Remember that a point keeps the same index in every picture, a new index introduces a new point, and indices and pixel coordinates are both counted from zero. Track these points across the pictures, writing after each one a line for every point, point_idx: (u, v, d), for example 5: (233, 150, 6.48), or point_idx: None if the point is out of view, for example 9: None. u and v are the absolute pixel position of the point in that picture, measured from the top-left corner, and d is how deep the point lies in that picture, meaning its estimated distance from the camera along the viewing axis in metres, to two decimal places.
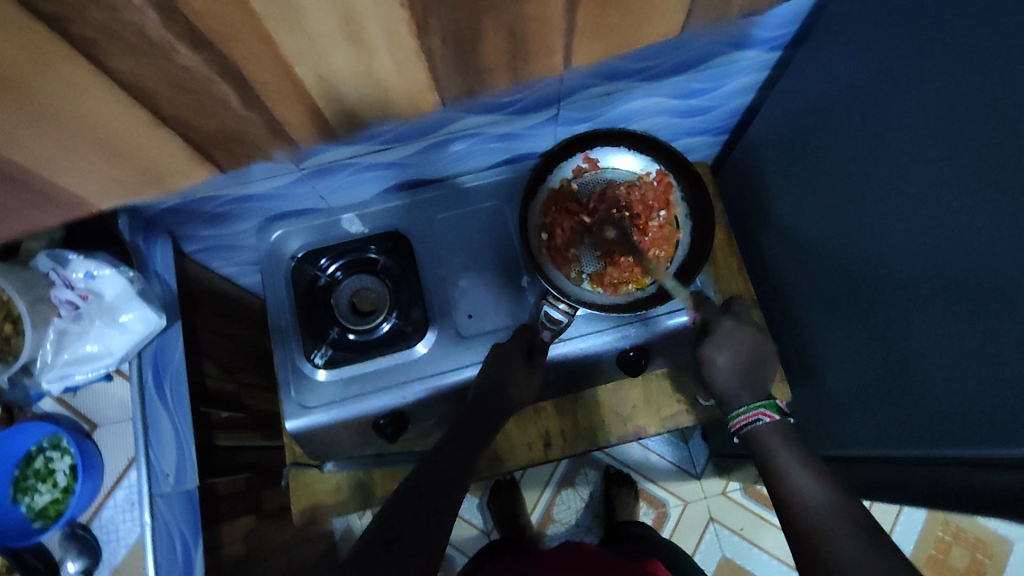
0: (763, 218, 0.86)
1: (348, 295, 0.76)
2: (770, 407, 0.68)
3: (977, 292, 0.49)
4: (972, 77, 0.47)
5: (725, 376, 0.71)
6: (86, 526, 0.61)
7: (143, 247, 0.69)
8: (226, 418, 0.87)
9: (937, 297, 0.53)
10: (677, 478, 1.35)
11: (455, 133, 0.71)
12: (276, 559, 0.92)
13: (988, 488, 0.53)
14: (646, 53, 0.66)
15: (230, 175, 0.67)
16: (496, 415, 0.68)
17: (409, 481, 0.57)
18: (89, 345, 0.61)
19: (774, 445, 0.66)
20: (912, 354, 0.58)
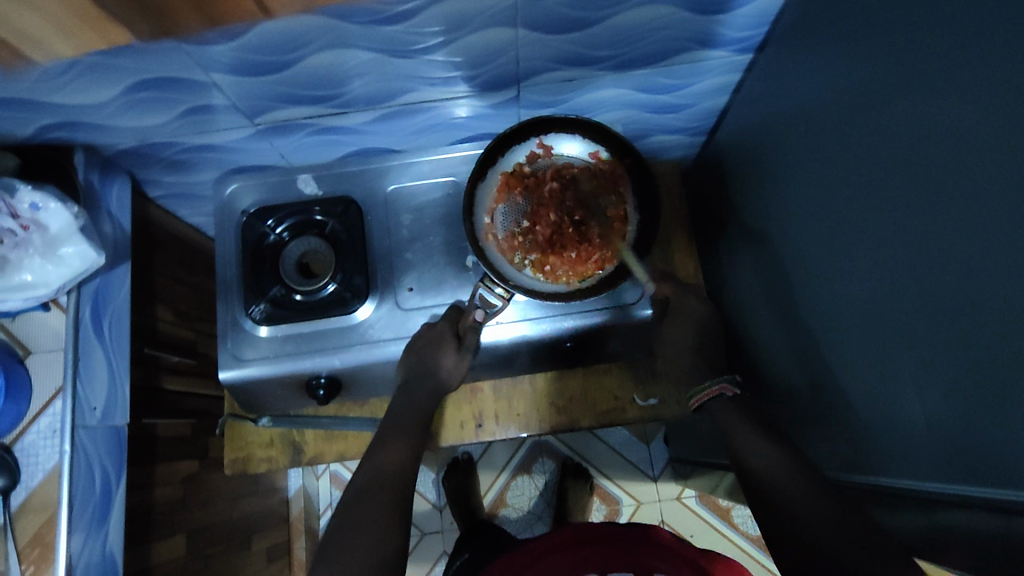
0: (724, 224, 0.85)
1: (295, 256, 0.76)
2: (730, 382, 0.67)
3: (898, 311, 0.48)
4: (909, 90, 0.46)
5: None
6: (8, 447, 0.63)
7: (97, 185, 0.71)
8: (176, 363, 0.89)
9: (867, 322, 0.53)
10: (633, 478, 1.35)
11: (412, 104, 0.72)
12: (214, 506, 0.94)
13: (898, 517, 0.53)
14: (609, 41, 0.66)
15: (185, 123, 0.68)
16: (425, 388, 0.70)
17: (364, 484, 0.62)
18: (24, 274, 0.62)
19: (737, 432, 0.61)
20: (840, 372, 0.58)
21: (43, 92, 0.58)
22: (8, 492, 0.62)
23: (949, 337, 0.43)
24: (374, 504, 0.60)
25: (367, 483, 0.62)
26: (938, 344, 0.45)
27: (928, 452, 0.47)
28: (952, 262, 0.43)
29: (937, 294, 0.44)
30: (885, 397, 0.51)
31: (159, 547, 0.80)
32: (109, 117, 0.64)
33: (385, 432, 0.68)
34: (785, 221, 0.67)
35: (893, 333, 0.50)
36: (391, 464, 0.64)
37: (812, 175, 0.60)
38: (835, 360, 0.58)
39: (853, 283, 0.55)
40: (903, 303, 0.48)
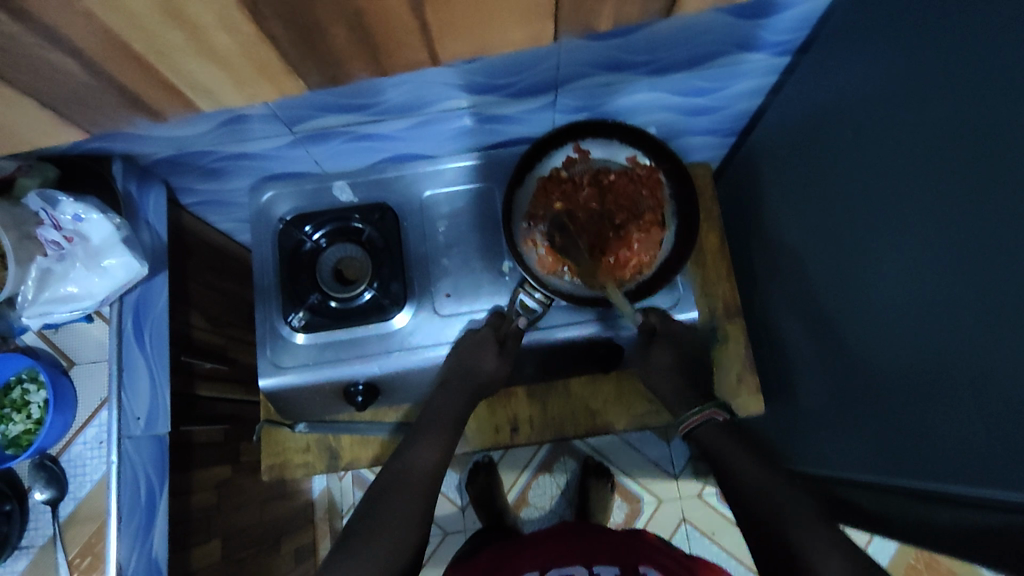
0: (759, 227, 0.85)
1: (331, 262, 0.77)
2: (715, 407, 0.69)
3: (961, 321, 0.48)
4: (972, 100, 0.46)
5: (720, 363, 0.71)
6: (55, 458, 0.64)
7: (135, 194, 0.71)
8: (210, 369, 0.89)
9: (918, 330, 0.53)
10: (654, 476, 1.36)
11: (449, 110, 0.71)
12: (247, 510, 0.95)
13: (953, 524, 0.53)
14: (648, 46, 0.65)
15: (221, 132, 0.67)
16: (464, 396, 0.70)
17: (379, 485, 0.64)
18: (69, 286, 0.63)
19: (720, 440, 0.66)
20: (886, 379, 0.58)
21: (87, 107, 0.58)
22: (57, 502, 0.63)
23: (1010, 351, 0.44)
24: (398, 504, 0.62)
25: (397, 479, 0.64)
26: (997, 355, 0.45)
27: (981, 461, 0.48)
28: (1014, 275, 0.43)
29: (998, 306, 0.45)
30: (936, 403, 0.52)
31: (198, 553, 0.81)
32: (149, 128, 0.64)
33: (422, 431, 0.70)
34: (827, 226, 0.67)
35: (948, 342, 0.50)
36: (423, 465, 0.66)
37: (861, 182, 0.60)
38: (884, 368, 0.59)
39: (902, 289, 0.55)
40: (960, 314, 0.48)
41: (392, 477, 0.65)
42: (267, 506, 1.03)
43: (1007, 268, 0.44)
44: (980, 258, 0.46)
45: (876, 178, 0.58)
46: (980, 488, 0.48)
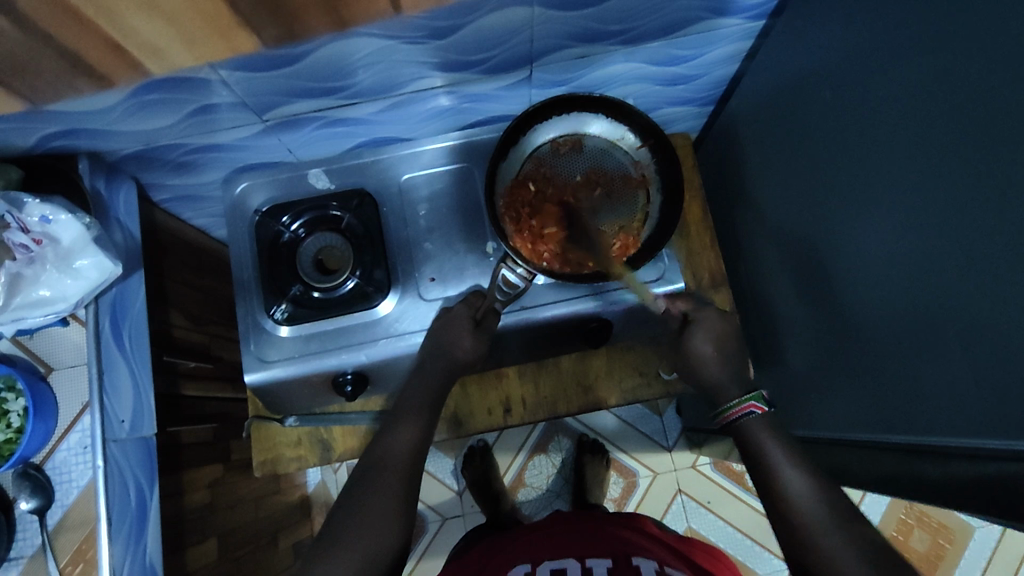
0: (742, 195, 0.85)
1: (311, 253, 0.75)
2: (758, 398, 0.64)
3: (943, 271, 0.49)
4: (948, 50, 0.46)
5: (728, 357, 0.68)
6: (39, 466, 0.62)
7: (104, 192, 0.69)
8: (194, 367, 0.88)
9: (905, 287, 0.53)
10: (648, 449, 1.37)
11: (424, 90, 0.70)
12: (241, 507, 0.94)
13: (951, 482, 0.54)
14: (623, 15, 0.64)
15: (191, 123, 0.66)
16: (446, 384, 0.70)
17: (359, 470, 0.63)
18: (42, 290, 0.60)
19: (765, 438, 0.61)
20: (874, 339, 0.59)
21: (48, 98, 0.56)
22: (44, 512, 0.61)
23: (997, 301, 0.44)
24: (372, 491, 0.60)
25: (371, 467, 0.62)
26: (986, 305, 0.45)
27: (970, 409, 0.48)
28: (997, 226, 0.43)
29: (984, 257, 0.45)
30: (923, 357, 0.52)
31: (193, 553, 0.80)
32: (113, 124, 0.63)
33: (398, 413, 0.68)
34: (810, 189, 0.67)
35: (932, 295, 0.50)
36: (399, 449, 0.64)
37: (843, 141, 0.59)
38: (871, 327, 0.59)
39: (886, 247, 0.55)
40: (944, 267, 0.49)
41: (367, 466, 0.63)
42: (261, 503, 1.02)
43: (987, 213, 0.44)
44: (960, 210, 0.46)
45: (855, 138, 0.58)
46: (967, 438, 0.49)
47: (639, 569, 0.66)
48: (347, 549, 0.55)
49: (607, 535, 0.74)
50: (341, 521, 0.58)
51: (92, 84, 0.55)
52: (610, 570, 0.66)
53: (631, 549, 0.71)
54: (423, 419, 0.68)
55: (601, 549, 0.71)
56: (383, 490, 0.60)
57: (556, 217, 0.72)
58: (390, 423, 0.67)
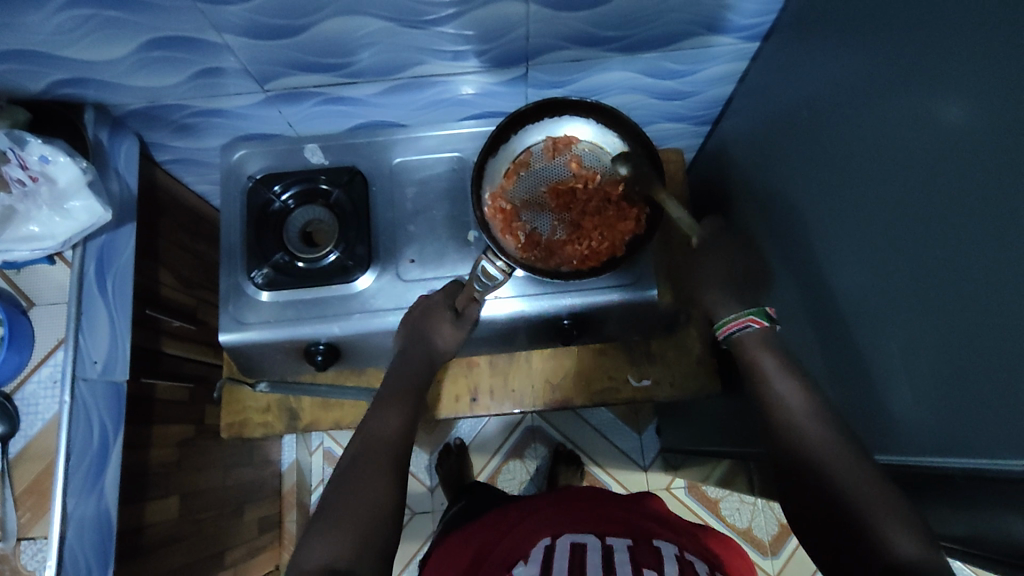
0: (727, 213, 0.86)
1: (299, 224, 0.77)
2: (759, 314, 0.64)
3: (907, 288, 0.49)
4: (917, 73, 0.47)
5: None
6: (8, 396, 0.64)
7: (106, 142, 0.72)
8: (177, 327, 0.90)
9: (875, 305, 0.54)
10: (624, 466, 1.37)
11: (423, 76, 0.73)
12: (209, 472, 0.96)
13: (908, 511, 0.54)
14: (618, 21, 0.67)
15: (195, 85, 0.69)
16: (427, 368, 0.70)
17: (349, 457, 0.61)
18: (32, 226, 0.63)
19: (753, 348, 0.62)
20: (847, 357, 0.59)
21: (59, 41, 0.59)
22: (7, 440, 0.63)
23: (958, 316, 0.45)
24: (367, 477, 0.58)
25: (360, 453, 0.61)
26: (949, 320, 0.46)
27: (934, 428, 0.48)
28: (957, 242, 0.44)
29: (945, 271, 0.45)
30: (891, 372, 0.53)
31: (153, 507, 0.81)
32: (123, 75, 0.66)
33: (383, 399, 0.67)
34: (789, 208, 0.68)
35: (900, 312, 0.51)
36: (387, 435, 0.63)
37: (822, 159, 0.61)
38: (847, 349, 0.59)
39: (860, 263, 0.56)
40: (910, 283, 0.49)
41: (359, 451, 0.61)
42: (229, 471, 1.03)
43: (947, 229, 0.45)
44: (924, 226, 0.47)
45: (831, 157, 0.59)
46: (935, 457, 0.49)
47: (661, 551, 0.62)
48: (335, 538, 0.53)
49: (623, 516, 0.71)
50: (337, 505, 0.56)
51: (103, 30, 0.58)
52: (630, 547, 0.63)
53: (652, 532, 0.68)
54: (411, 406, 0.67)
55: (617, 529, 0.68)
56: (372, 479, 0.58)
57: (541, 216, 0.74)
58: (380, 409, 0.65)
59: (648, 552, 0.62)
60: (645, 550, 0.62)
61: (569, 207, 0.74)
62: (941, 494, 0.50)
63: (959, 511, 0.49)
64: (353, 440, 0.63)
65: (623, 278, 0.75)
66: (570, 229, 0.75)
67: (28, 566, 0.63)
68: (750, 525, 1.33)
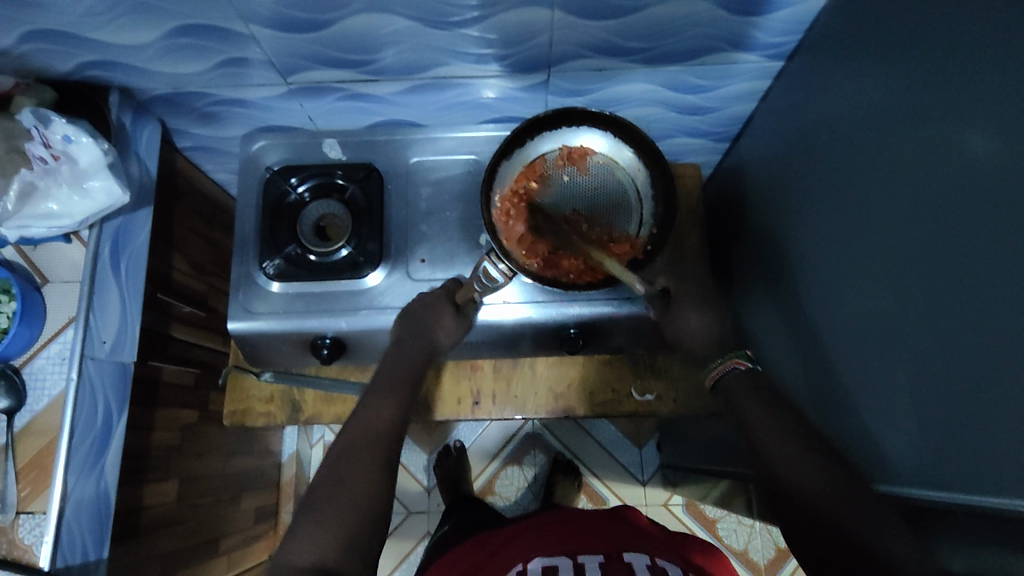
0: (740, 230, 0.86)
1: (313, 218, 0.78)
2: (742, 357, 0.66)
3: (921, 316, 0.49)
4: (940, 100, 0.47)
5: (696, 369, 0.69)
6: (17, 369, 0.65)
7: (129, 126, 0.72)
8: (188, 312, 0.91)
9: (888, 333, 0.53)
10: (623, 480, 1.36)
11: (444, 78, 0.73)
12: (209, 459, 0.96)
13: None
14: (642, 33, 0.66)
15: (220, 74, 0.69)
16: (423, 358, 0.71)
17: (340, 447, 0.61)
18: (50, 203, 0.64)
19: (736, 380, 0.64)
20: (855, 384, 0.58)
21: (89, 23, 0.60)
22: (13, 413, 0.64)
23: (968, 347, 0.44)
24: (359, 470, 0.59)
25: (355, 443, 0.61)
26: (959, 350, 0.45)
27: (943, 461, 0.47)
28: (971, 273, 0.43)
29: (957, 303, 0.45)
30: (898, 401, 0.52)
31: (153, 489, 0.82)
32: (149, 61, 0.66)
33: (378, 387, 0.68)
34: (803, 229, 0.67)
35: (911, 341, 0.50)
36: (380, 425, 0.63)
37: (839, 181, 0.60)
38: (854, 374, 0.58)
39: (872, 289, 0.55)
40: (923, 311, 0.49)
41: (350, 442, 0.62)
42: (229, 458, 1.03)
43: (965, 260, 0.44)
44: (941, 255, 0.46)
45: (849, 181, 0.59)
46: (940, 489, 0.48)
47: (632, 566, 0.63)
48: (321, 535, 0.54)
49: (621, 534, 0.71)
50: (329, 494, 0.57)
51: (132, 14, 0.59)
52: (602, 565, 0.64)
53: (628, 545, 0.68)
54: (404, 397, 0.67)
55: (595, 541, 0.68)
56: (362, 474, 0.59)
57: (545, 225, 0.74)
58: (375, 400, 0.66)
59: (619, 568, 0.63)
60: (616, 567, 0.63)
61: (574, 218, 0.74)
62: (933, 530, 0.49)
63: (952, 548, 0.47)
64: (344, 427, 0.63)
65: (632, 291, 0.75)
66: None
67: (24, 541, 0.63)
68: (747, 547, 1.31)
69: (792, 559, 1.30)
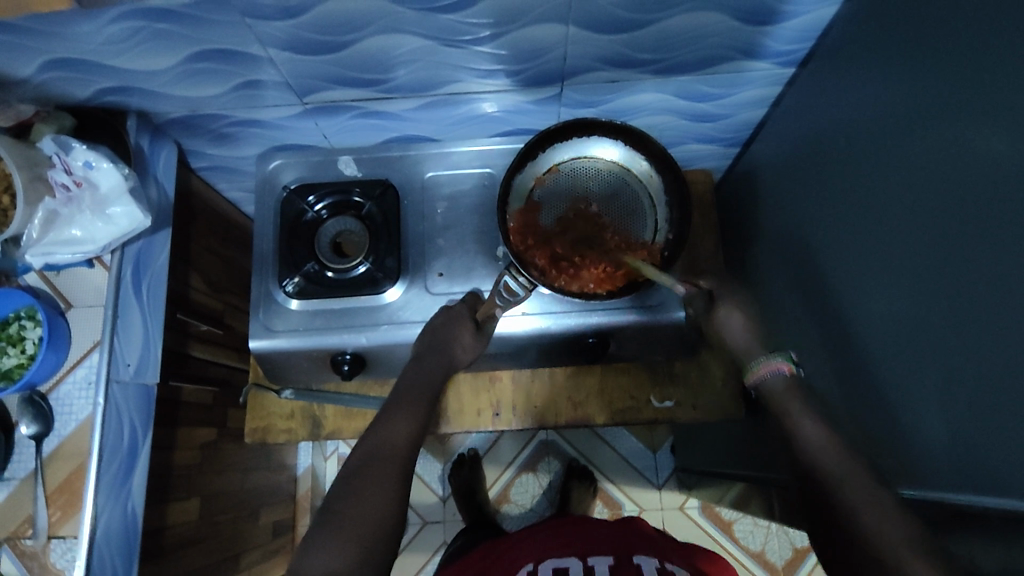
0: (754, 235, 0.86)
1: (330, 235, 0.78)
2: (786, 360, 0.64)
3: (946, 322, 0.49)
4: (959, 108, 0.47)
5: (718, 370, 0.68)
6: (44, 395, 0.66)
7: (147, 149, 0.73)
8: (205, 331, 0.91)
9: (908, 336, 0.53)
10: (638, 484, 1.36)
11: (458, 93, 0.74)
12: (229, 475, 0.96)
13: None
14: (656, 44, 0.67)
15: (236, 96, 0.70)
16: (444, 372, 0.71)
17: (358, 458, 0.61)
18: (74, 230, 0.65)
19: (787, 399, 0.63)
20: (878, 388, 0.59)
21: (110, 51, 0.60)
22: (41, 439, 0.64)
23: (994, 353, 0.44)
24: (375, 481, 0.59)
25: (371, 456, 0.61)
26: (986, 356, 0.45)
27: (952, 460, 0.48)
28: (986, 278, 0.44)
29: (984, 308, 0.45)
30: (922, 405, 0.52)
31: (176, 508, 0.82)
32: (166, 85, 0.67)
33: (396, 401, 0.68)
34: (819, 236, 0.68)
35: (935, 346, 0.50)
36: (397, 441, 0.63)
37: (856, 188, 0.61)
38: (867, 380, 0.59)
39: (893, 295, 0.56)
40: (947, 318, 0.49)
41: (367, 454, 0.61)
42: (247, 474, 1.04)
43: (990, 267, 0.44)
44: (966, 261, 0.47)
45: (867, 187, 0.59)
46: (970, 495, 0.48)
47: (642, 568, 0.64)
48: (332, 547, 0.53)
49: (619, 538, 0.71)
50: (345, 503, 0.57)
51: (152, 41, 0.60)
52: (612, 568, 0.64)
53: (633, 548, 0.69)
54: (421, 413, 0.67)
55: (599, 548, 0.69)
56: (377, 486, 0.59)
57: (562, 237, 0.74)
58: (394, 414, 0.66)
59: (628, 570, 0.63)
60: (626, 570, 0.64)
61: (590, 230, 0.74)
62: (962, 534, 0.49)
63: (984, 554, 0.48)
64: (361, 439, 0.63)
65: (646, 299, 0.76)
66: (590, 252, 0.74)
67: (56, 565, 0.63)
68: (764, 548, 1.32)
69: (810, 560, 1.30)
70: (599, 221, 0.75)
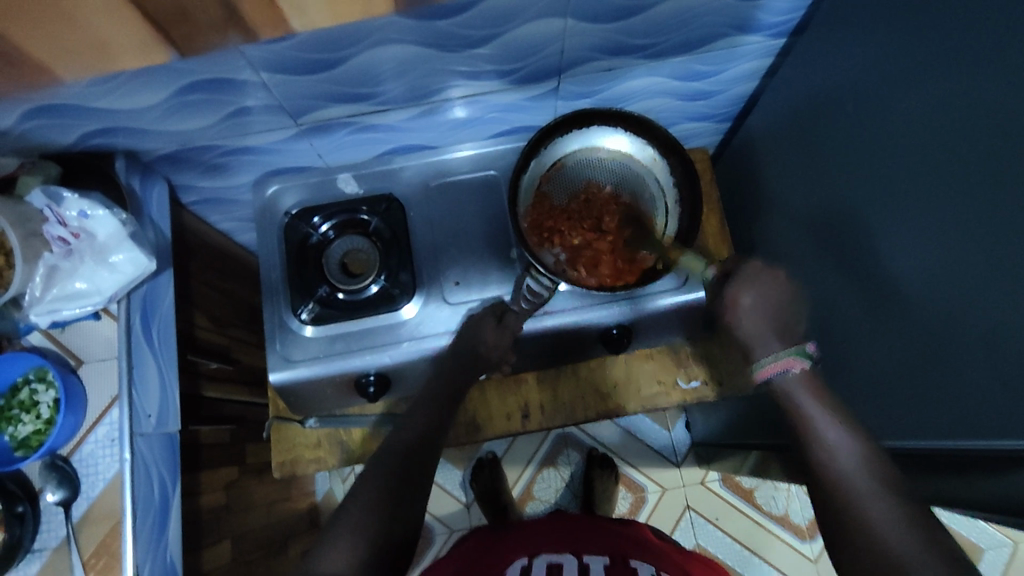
0: (758, 208, 0.87)
1: (338, 255, 0.76)
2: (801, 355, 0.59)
3: None
4: None
5: (748, 317, 0.62)
6: (66, 458, 0.63)
7: (138, 189, 0.70)
8: (215, 368, 0.89)
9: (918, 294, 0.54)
10: (658, 465, 1.37)
11: (454, 98, 0.72)
12: (255, 512, 0.94)
13: None
14: (651, 28, 0.66)
15: (227, 124, 0.67)
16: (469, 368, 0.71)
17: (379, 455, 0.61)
18: (78, 282, 0.61)
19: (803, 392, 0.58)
20: None
21: (94, 93, 0.57)
22: (70, 504, 0.62)
23: None
24: (390, 482, 0.58)
25: (389, 455, 0.61)
26: None
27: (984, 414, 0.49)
28: (1004, 232, 0.45)
29: None
30: None
31: (209, 553, 0.80)
32: (154, 122, 0.64)
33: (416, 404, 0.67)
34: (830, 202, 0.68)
35: None
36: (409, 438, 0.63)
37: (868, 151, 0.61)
38: None
39: None
40: None
41: (386, 454, 0.61)
42: (271, 508, 1.01)
43: None
44: None
45: None
46: None
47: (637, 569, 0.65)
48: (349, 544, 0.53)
49: (610, 539, 0.72)
50: (363, 507, 0.56)
51: (137, 78, 0.57)
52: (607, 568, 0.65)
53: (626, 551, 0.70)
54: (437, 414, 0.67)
55: (596, 548, 0.70)
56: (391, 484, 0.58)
57: (576, 231, 0.74)
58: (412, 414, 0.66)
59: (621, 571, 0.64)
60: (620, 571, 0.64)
61: (604, 220, 0.74)
62: None
63: None
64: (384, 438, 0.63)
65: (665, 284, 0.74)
66: (606, 243, 0.74)
67: None
68: (787, 511, 1.34)
69: None
70: (612, 210, 0.75)
